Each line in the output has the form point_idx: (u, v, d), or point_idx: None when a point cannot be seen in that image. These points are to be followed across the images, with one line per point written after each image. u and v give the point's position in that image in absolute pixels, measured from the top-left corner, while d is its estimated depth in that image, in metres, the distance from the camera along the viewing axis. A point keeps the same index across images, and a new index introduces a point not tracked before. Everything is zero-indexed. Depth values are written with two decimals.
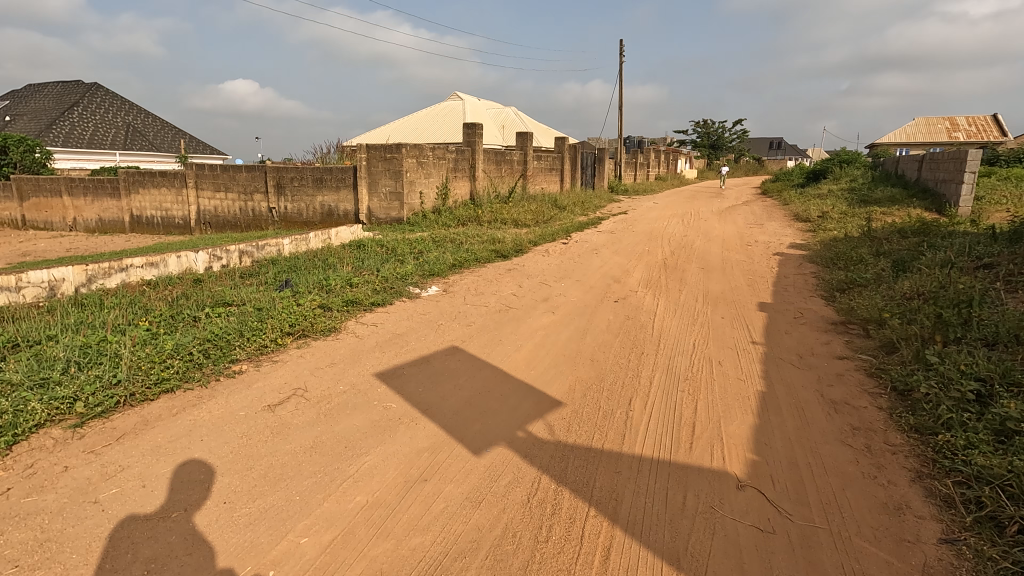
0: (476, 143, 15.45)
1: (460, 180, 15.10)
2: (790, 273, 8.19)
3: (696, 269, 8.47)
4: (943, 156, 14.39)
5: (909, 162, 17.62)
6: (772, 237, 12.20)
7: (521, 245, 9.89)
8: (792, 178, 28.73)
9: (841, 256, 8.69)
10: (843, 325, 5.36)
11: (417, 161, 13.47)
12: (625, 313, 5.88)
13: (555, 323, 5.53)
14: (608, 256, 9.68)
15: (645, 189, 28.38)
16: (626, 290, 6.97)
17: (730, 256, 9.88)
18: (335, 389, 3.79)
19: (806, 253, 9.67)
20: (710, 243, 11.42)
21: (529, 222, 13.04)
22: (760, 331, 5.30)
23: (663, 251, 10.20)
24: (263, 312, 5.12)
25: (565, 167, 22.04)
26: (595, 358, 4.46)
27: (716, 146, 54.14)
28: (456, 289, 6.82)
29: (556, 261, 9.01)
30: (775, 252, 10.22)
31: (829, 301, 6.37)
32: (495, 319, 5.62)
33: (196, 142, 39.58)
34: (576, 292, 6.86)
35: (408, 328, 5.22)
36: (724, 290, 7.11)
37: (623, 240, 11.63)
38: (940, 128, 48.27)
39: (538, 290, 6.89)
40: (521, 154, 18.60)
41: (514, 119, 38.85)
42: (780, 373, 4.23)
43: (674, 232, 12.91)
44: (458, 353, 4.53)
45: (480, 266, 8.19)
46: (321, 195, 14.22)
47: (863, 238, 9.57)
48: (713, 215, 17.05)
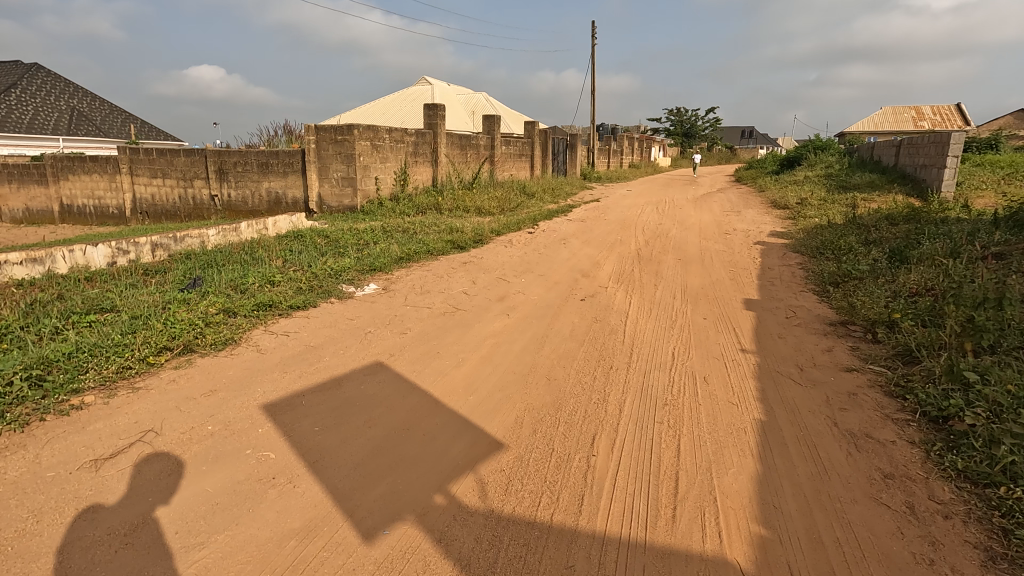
0: (438, 126, 14.39)
1: (421, 165, 14.04)
2: (774, 265, 7.45)
3: (672, 260, 7.66)
4: (923, 140, 13.90)
5: (885, 147, 17.19)
6: (751, 225, 11.52)
7: (482, 235, 8.96)
8: (765, 165, 28.34)
9: (827, 245, 8.00)
10: (845, 326, 4.60)
11: (372, 144, 12.38)
12: (593, 314, 5.02)
13: (508, 327, 4.63)
14: (577, 247, 8.81)
15: (618, 177, 27.66)
16: (594, 286, 6.11)
17: (708, 246, 9.12)
18: (199, 429, 2.83)
19: (789, 242, 8.97)
20: (686, 231, 10.66)
21: (493, 210, 12.09)
22: (751, 335, 4.50)
23: (636, 241, 9.38)
24: (142, 321, 4.10)
25: (535, 153, 21.10)
26: (553, 376, 3.58)
27: (689, 133, 53.81)
28: (398, 286, 5.87)
29: (518, 253, 8.09)
30: (756, 241, 9.50)
31: (823, 296, 5.63)
32: (437, 323, 4.70)
33: (148, 127, 37.40)
34: (538, 288, 5.97)
35: (326, 337, 4.25)
36: (705, 284, 6.32)
37: (594, 229, 10.79)
38: (907, 117, 48.77)
39: (493, 287, 5.97)
40: (488, 138, 17.57)
41: (484, 105, 37.70)
42: (780, 392, 3.42)
43: (649, 220, 12.14)
44: (380, 372, 3.60)
45: (432, 259, 7.24)
46: (267, 182, 13.02)
47: (850, 225, 8.90)
48: (688, 203, 16.37)
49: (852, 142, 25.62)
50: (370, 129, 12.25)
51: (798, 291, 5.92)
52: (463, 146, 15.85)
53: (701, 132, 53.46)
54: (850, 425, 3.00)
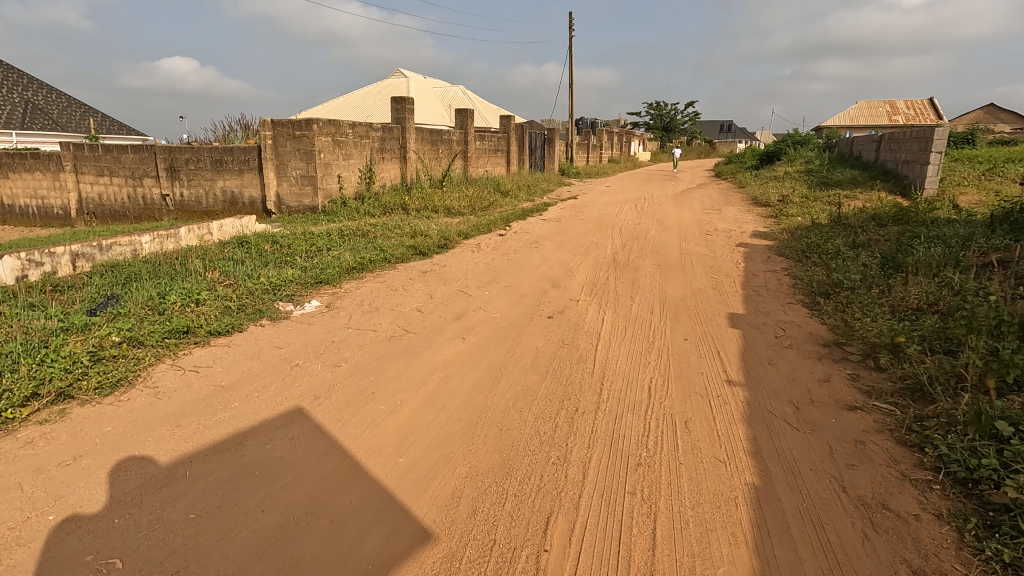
0: (406, 121, 13.67)
1: (388, 162, 13.31)
2: (759, 270, 6.96)
3: (650, 266, 7.13)
4: (904, 136, 13.60)
5: (865, 142, 16.94)
6: (732, 225, 11.07)
7: (447, 239, 8.33)
8: (744, 160, 28.08)
9: (814, 248, 7.54)
10: (842, 349, 4.10)
11: (334, 140, 11.63)
12: (560, 336, 4.44)
13: (462, 354, 4.04)
14: (549, 251, 8.24)
15: (597, 172, 27.15)
16: (564, 299, 5.54)
17: (689, 248, 8.62)
18: (35, 522, 2.18)
19: (773, 244, 8.52)
20: (665, 232, 10.16)
21: (464, 210, 11.45)
22: (737, 360, 3.97)
23: (613, 243, 8.84)
24: (14, 359, 3.40)
25: (511, 148, 20.44)
26: (506, 424, 3.00)
27: (668, 128, 53.58)
28: (344, 303, 5.23)
29: (485, 259, 7.48)
30: (738, 243, 9.04)
31: (814, 309, 5.14)
32: (380, 350, 4.09)
33: (110, 121, 35.83)
34: (501, 303, 5.37)
35: (243, 373, 3.61)
36: (685, 295, 5.79)
37: (568, 230, 10.23)
38: (881, 111, 49.16)
39: (452, 301, 5.36)
40: (461, 133, 16.87)
41: (461, 99, 36.88)
42: (774, 440, 2.88)
43: (626, 220, 11.63)
44: (297, 422, 2.98)
45: (389, 269, 6.60)
46: (222, 180, 12.19)
47: (836, 226, 8.47)
48: (668, 200, 15.91)
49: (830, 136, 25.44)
50: (331, 123, 11.50)
51: (786, 302, 5.43)
52: (433, 142, 15.14)
53: (681, 126, 53.27)
54: (862, 488, 2.47)
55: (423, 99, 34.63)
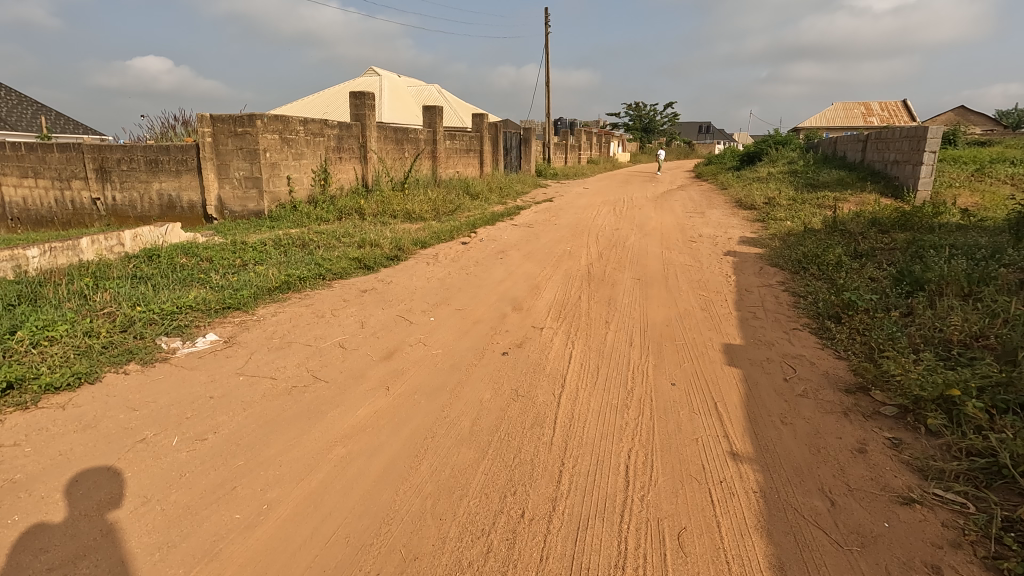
0: (366, 118, 12.62)
1: (345, 163, 12.23)
2: (753, 285, 6.09)
3: (628, 281, 6.20)
4: (893, 135, 12.95)
5: (850, 142, 16.33)
6: (717, 230, 10.25)
7: (400, 250, 7.31)
8: (724, 161, 27.49)
9: (811, 258, 6.71)
10: (872, 398, 3.23)
11: (282, 137, 10.52)
12: (514, 381, 3.47)
13: (381, 413, 3.05)
14: (516, 262, 7.27)
15: (576, 174, 26.32)
16: (526, 327, 4.56)
17: (672, 257, 7.73)
18: None
19: (764, 254, 7.69)
20: (645, 238, 9.27)
21: (426, 215, 10.43)
22: (741, 418, 3.05)
23: (588, 253, 7.91)
24: None
25: (484, 149, 19.45)
26: (416, 549, 2.02)
27: (647, 128, 53.13)
28: (250, 336, 4.19)
29: (439, 273, 6.48)
30: (725, 251, 8.19)
31: (825, 340, 4.28)
32: (272, 408, 3.07)
33: (64, 120, 33.95)
34: (447, 333, 4.38)
35: (58, 455, 2.57)
36: (669, 318, 4.88)
37: (539, 237, 9.29)
38: (857, 113, 49.30)
39: (386, 332, 4.34)
40: (429, 132, 15.83)
41: (436, 98, 35.81)
42: (810, 569, 1.96)
43: (604, 225, 10.74)
44: (93, 553, 1.96)
45: (321, 288, 5.57)
46: (158, 182, 10.98)
47: (832, 233, 7.67)
48: (648, 202, 15.09)
49: (811, 136, 24.96)
50: (279, 119, 10.38)
51: (790, 329, 4.55)
52: (396, 141, 14.10)
53: (660, 127, 52.87)
54: None
55: (395, 98, 33.45)
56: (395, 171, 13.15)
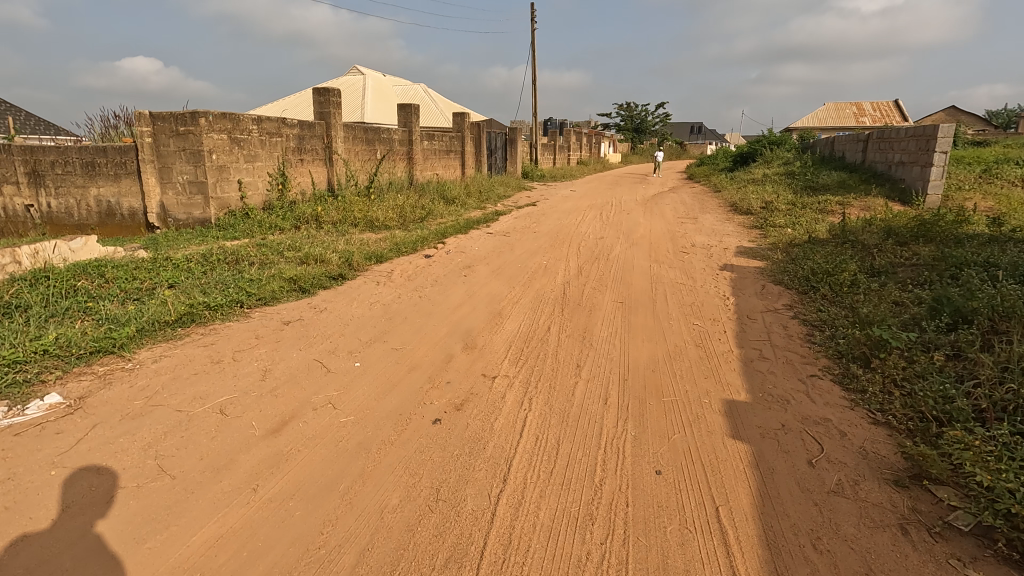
0: (331, 117, 11.67)
1: (307, 165, 11.23)
2: (755, 311, 5.16)
3: (610, 306, 5.24)
4: (896, 134, 12.11)
5: (849, 141, 15.50)
6: (711, 238, 9.35)
7: (347, 268, 6.32)
8: (717, 162, 26.68)
9: (822, 276, 5.79)
10: (937, 501, 2.31)
11: (231, 138, 9.52)
12: (438, 472, 2.51)
13: (228, 542, 2.07)
14: (482, 280, 6.30)
15: (563, 175, 25.42)
16: (476, 376, 3.58)
17: (662, 271, 6.78)
18: None
19: (766, 269, 6.77)
20: (632, 249, 8.32)
21: (391, 223, 9.45)
22: (756, 541, 2.11)
23: (567, 268, 6.94)
24: None
25: (465, 149, 18.47)
26: None
27: (639, 128, 52.35)
28: (107, 396, 3.20)
29: (387, 297, 5.50)
30: (722, 264, 7.26)
31: (854, 395, 3.36)
32: (68, 534, 2.09)
33: (34, 121, 32.63)
34: (370, 388, 3.39)
35: None
36: (656, 360, 3.94)
37: (514, 248, 8.33)
38: (849, 112, 48.73)
39: (290, 389, 3.35)
40: (404, 131, 14.85)
41: (422, 98, 34.82)
42: None
43: (587, 232, 9.81)
44: None
45: (234, 320, 4.57)
46: (95, 187, 9.92)
47: (842, 246, 6.77)
48: (638, 206, 14.18)
49: (805, 136, 24.17)
50: (227, 117, 9.36)
51: (807, 376, 3.62)
52: (365, 142, 13.13)
53: (651, 128, 52.08)
54: None
55: (379, 97, 32.41)
56: (364, 173, 12.17)
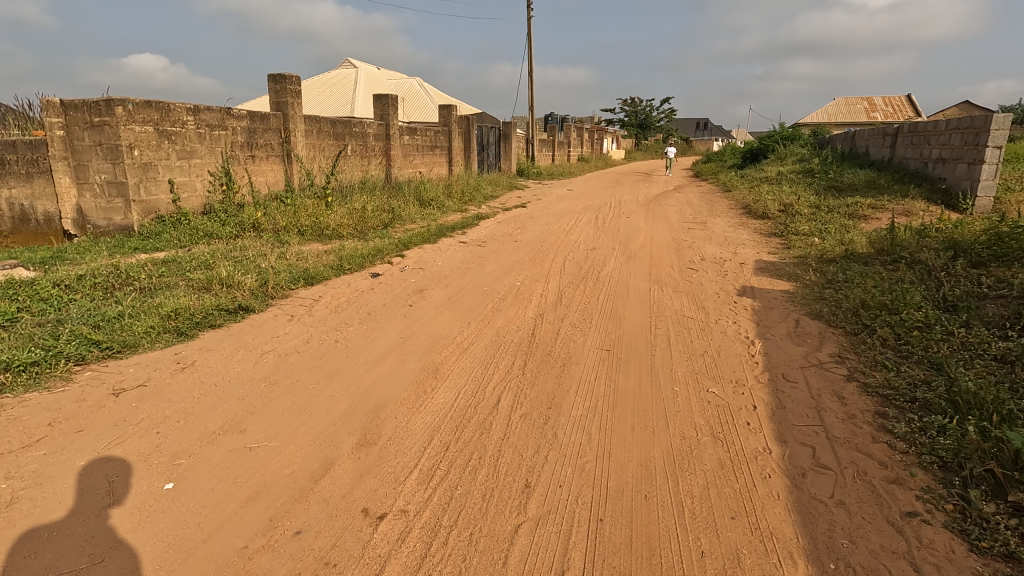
0: (288, 108, 10.29)
1: (259, 163, 9.85)
2: (792, 365, 3.72)
3: (591, 359, 3.79)
4: (934, 127, 10.63)
5: (874, 136, 13.97)
6: (722, 249, 7.91)
7: (257, 298, 4.91)
8: (725, 159, 25.12)
9: (878, 312, 4.37)
10: None
11: (159, 131, 8.13)
12: None
13: None
14: (429, 311, 4.86)
15: (562, 173, 23.97)
16: (351, 518, 2.16)
17: (665, 298, 5.33)
18: None
19: (796, 296, 5.33)
20: (628, 264, 6.86)
21: (346, 231, 8.05)
22: None
23: (543, 293, 5.50)
24: None
25: (452, 145, 17.02)
26: None
27: (643, 124, 50.69)
28: None
29: (291, 341, 4.06)
30: (740, 287, 5.79)
31: (997, 567, 1.93)
32: None
33: None
34: (157, 554, 1.97)
35: None
36: (651, 472, 2.51)
37: (486, 263, 6.89)
38: (860, 107, 46.89)
39: (6, 564, 1.91)
40: (379, 125, 13.41)
41: (416, 93, 33.41)
42: None
43: (577, 241, 8.39)
44: None
45: (43, 390, 3.16)
46: (6, 187, 8.54)
47: (895, 268, 5.31)
48: (639, 208, 12.72)
49: (820, 130, 22.57)
50: (153, 106, 7.98)
51: (901, 512, 2.21)
52: (330, 137, 11.69)
53: (656, 124, 50.36)
54: None
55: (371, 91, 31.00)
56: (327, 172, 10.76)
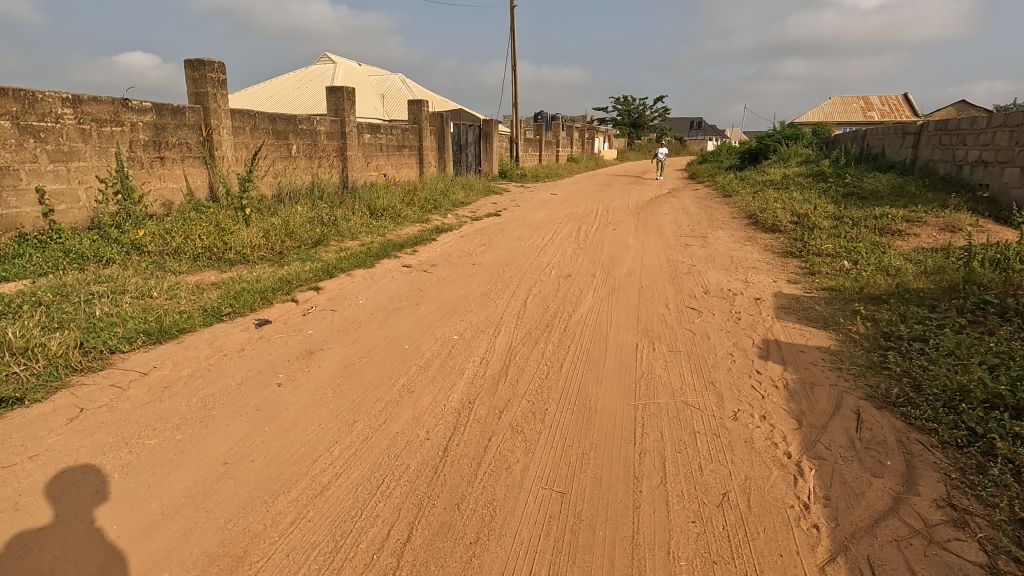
0: (208, 100, 8.62)
1: (170, 166, 8.18)
2: (883, 536, 2.14)
3: (530, 521, 2.18)
4: (970, 125, 9.10)
5: (891, 135, 12.46)
6: (728, 275, 6.35)
7: (41, 379, 3.24)
8: (721, 160, 23.65)
9: (993, 411, 2.81)
10: None
11: (21, 127, 6.39)
12: None
13: None
14: (303, 396, 3.23)
15: (548, 174, 22.38)
16: None
17: (656, 365, 3.72)
18: None
19: (844, 363, 3.77)
20: (609, 301, 5.25)
21: (259, 252, 6.41)
22: None
23: (484, 355, 3.87)
24: None
25: (423, 144, 15.39)
26: None
27: (636, 123, 49.12)
28: None
29: (29, 476, 2.41)
30: (762, 343, 4.20)
31: None
32: None
33: None
34: None
35: None
36: None
37: (424, 299, 5.28)
38: (857, 106, 45.53)
39: None
40: (332, 121, 11.74)
41: (397, 89, 31.75)
42: None
43: (548, 264, 6.81)
44: None
45: None
46: None
47: (985, 324, 3.76)
48: (629, 217, 11.14)
49: (821, 128, 21.08)
50: (10, 95, 6.22)
51: None
52: (267, 134, 9.98)
53: (649, 123, 48.91)
54: None
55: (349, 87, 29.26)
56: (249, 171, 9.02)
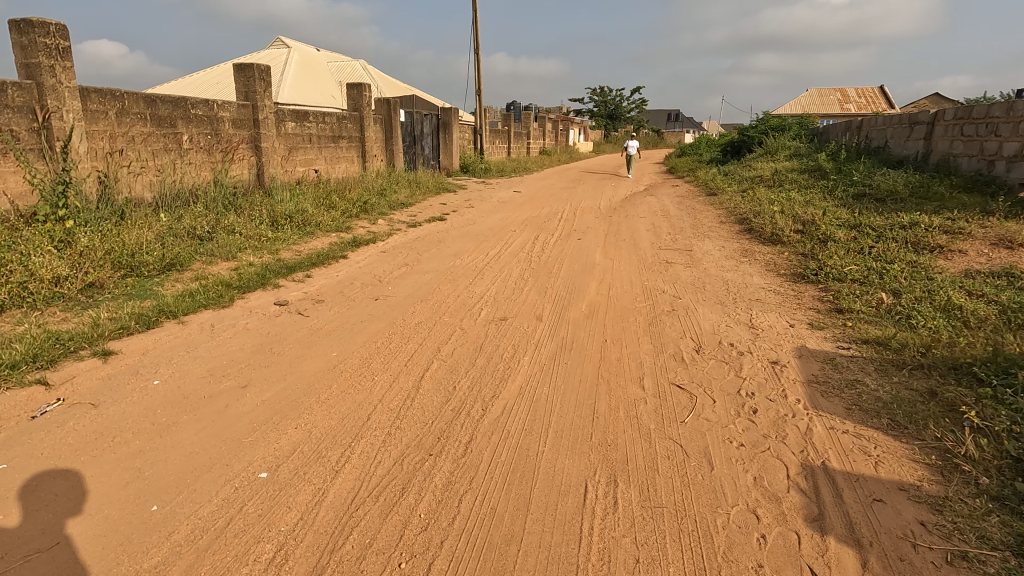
0: (43, 75, 6.49)
1: None
2: None
3: None
4: (1004, 112, 7.47)
5: (897, 125, 10.86)
6: (725, 315, 4.59)
7: None
8: (701, 153, 22.08)
9: None
10: None
11: None
12: None
13: None
14: None
15: (516, 168, 20.52)
16: None
17: (617, 564, 1.90)
18: None
19: (971, 543, 2.01)
20: (552, 375, 3.40)
21: (55, 289, 4.41)
22: None
23: (287, 540, 2.00)
24: None
25: (366, 135, 13.38)
26: None
27: (613, 115, 47.38)
28: None
29: None
30: (804, 478, 2.41)
31: None
32: None
33: None
34: None
35: None
36: None
37: (266, 373, 3.38)
38: (834, 98, 44.42)
39: None
40: (241, 106, 9.67)
41: (357, 76, 29.47)
42: None
43: (481, 298, 4.95)
44: None
45: None
46: None
47: None
48: (601, 222, 9.34)
49: (807, 119, 19.54)
50: None
51: None
52: (140, 121, 7.85)
53: (625, 114, 47.28)
54: None
55: (302, 72, 26.88)
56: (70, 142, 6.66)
